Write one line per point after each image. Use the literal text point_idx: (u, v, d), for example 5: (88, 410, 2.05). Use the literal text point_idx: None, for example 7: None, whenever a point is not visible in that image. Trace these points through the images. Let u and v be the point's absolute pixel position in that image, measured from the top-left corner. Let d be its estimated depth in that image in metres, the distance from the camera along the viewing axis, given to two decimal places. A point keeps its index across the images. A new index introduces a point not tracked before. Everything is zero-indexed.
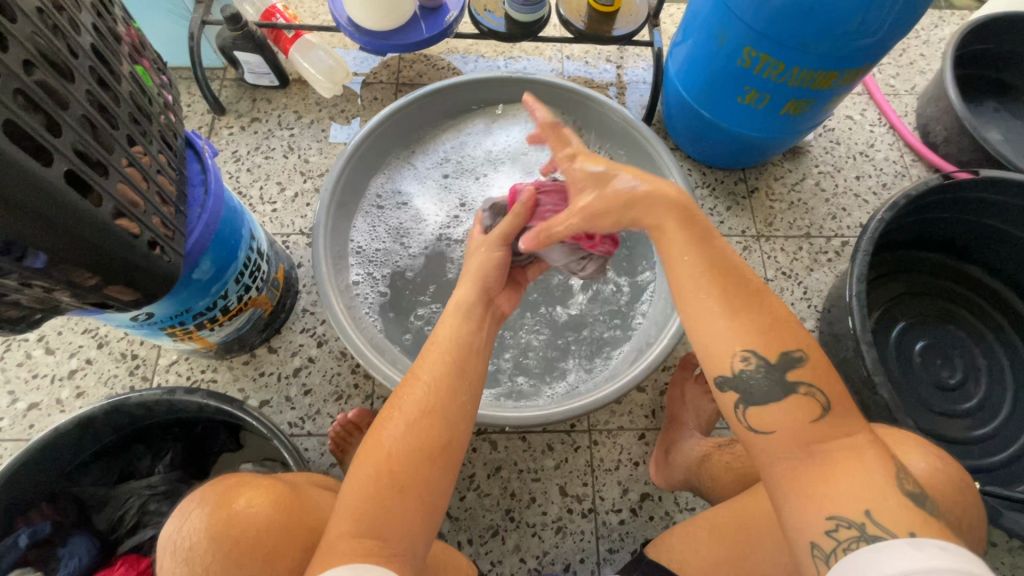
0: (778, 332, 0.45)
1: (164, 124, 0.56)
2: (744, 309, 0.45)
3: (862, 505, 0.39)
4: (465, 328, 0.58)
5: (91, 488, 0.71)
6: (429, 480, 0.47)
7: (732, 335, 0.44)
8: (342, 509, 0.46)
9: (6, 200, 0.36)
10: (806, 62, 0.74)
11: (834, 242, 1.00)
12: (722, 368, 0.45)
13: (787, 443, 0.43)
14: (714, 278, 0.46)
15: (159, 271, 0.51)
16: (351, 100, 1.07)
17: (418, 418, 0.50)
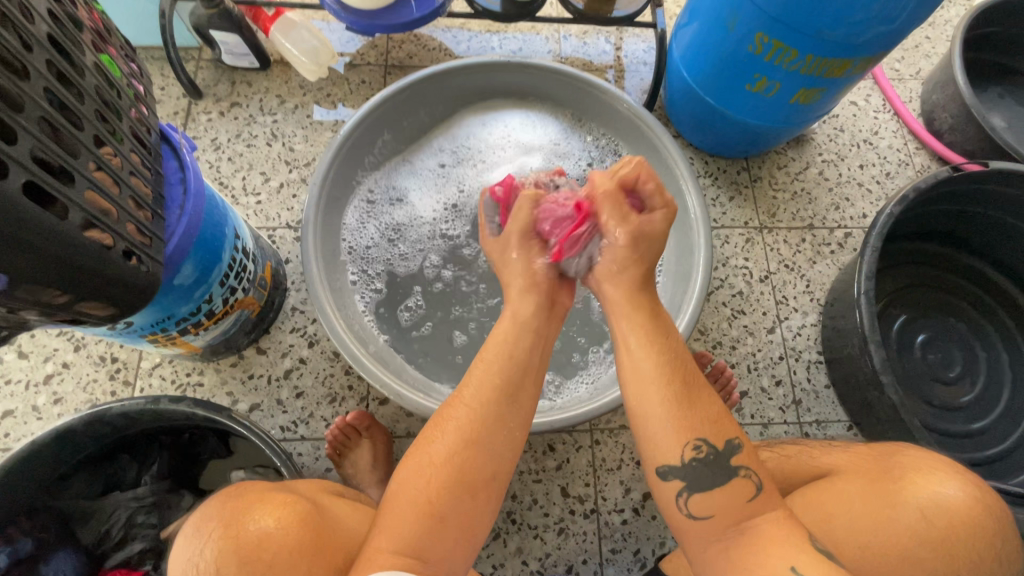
0: (723, 421, 0.50)
1: (135, 118, 0.51)
2: (688, 399, 0.50)
3: (790, 563, 0.43)
4: (518, 344, 0.55)
5: (73, 501, 0.68)
6: (471, 508, 0.48)
7: (683, 428, 0.49)
8: (383, 526, 0.47)
9: None
10: (820, 50, 0.70)
11: (838, 233, 0.98)
12: (671, 457, 0.49)
13: (722, 520, 0.48)
14: (671, 366, 0.51)
15: (136, 283, 0.47)
16: (337, 83, 1.01)
17: (464, 442, 0.49)
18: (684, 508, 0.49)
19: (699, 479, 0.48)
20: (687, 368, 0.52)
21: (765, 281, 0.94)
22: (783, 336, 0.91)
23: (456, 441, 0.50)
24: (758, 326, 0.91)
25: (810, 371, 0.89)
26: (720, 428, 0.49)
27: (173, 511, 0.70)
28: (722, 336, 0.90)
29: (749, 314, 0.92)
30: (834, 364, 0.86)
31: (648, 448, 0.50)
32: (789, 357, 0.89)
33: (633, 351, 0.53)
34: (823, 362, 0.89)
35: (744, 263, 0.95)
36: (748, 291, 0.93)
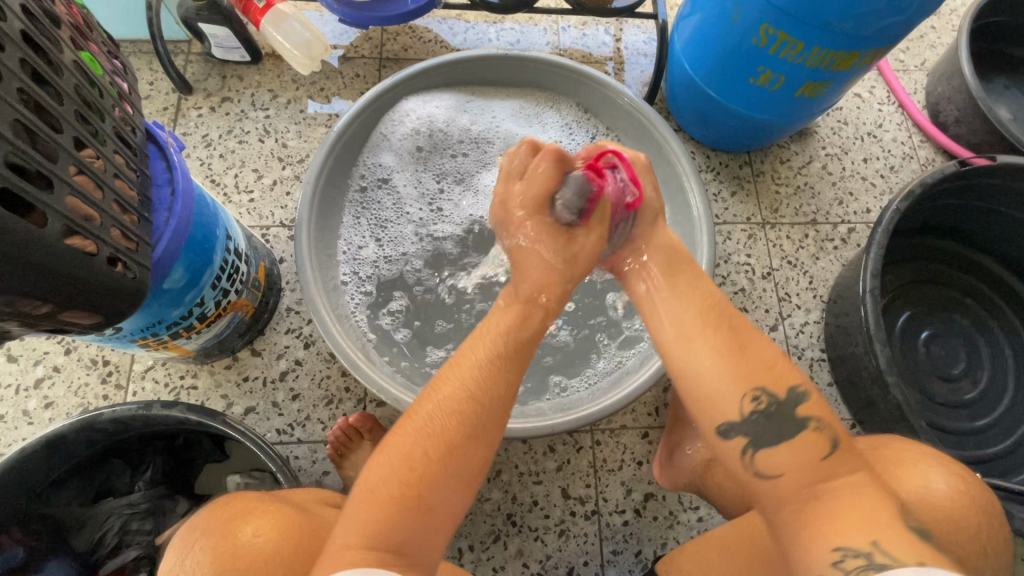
0: (780, 368, 0.45)
1: (119, 118, 0.49)
2: (740, 346, 0.45)
3: (870, 535, 0.38)
4: (529, 324, 0.49)
5: (66, 509, 0.66)
6: (455, 491, 0.42)
7: (739, 377, 0.45)
8: (358, 511, 0.41)
9: None
10: (827, 42, 0.68)
11: (841, 229, 0.97)
12: (728, 413, 0.44)
13: (793, 483, 0.42)
14: (713, 313, 0.47)
15: (122, 290, 0.46)
16: (330, 77, 0.99)
17: (450, 422, 0.43)
18: (750, 468, 0.44)
19: (760, 434, 0.44)
20: (733, 315, 0.48)
21: (767, 278, 0.92)
22: (786, 333, 0.89)
23: (442, 420, 0.43)
24: (761, 323, 0.90)
25: (813, 369, 0.88)
26: (775, 374, 0.45)
27: (168, 517, 0.70)
28: None
29: (752, 312, 0.90)
30: (837, 362, 0.85)
31: (704, 406, 0.46)
32: (791, 355, 0.88)
33: (673, 298, 0.50)
34: (826, 359, 0.88)
35: (746, 260, 0.93)
36: (750, 288, 0.92)
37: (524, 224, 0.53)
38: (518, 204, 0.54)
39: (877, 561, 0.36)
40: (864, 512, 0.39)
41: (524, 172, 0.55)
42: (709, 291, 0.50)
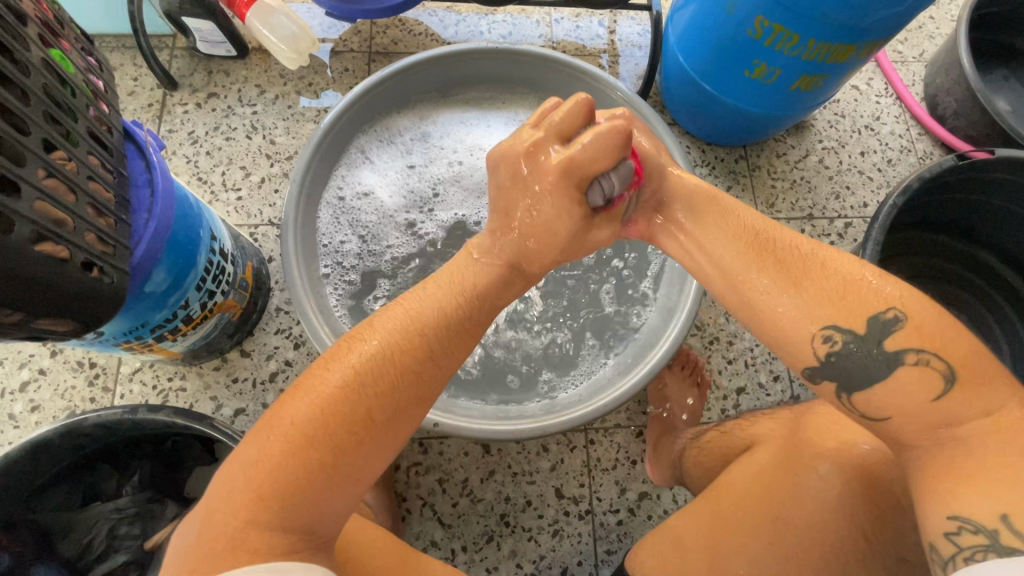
0: (857, 296, 0.43)
1: (94, 117, 0.48)
2: (803, 277, 0.44)
3: (998, 509, 0.37)
4: (442, 300, 0.51)
5: (53, 514, 0.66)
6: (360, 470, 0.45)
7: (809, 313, 0.43)
8: (254, 475, 0.42)
9: None
10: (822, 34, 0.67)
11: (837, 224, 0.95)
12: (807, 356, 0.44)
13: (909, 421, 0.41)
14: (752, 255, 0.47)
15: (98, 296, 0.45)
16: (319, 72, 0.97)
17: (358, 399, 0.45)
18: (855, 410, 0.44)
19: (849, 378, 0.43)
20: (787, 249, 0.46)
21: None
22: None
23: (349, 397, 0.45)
24: None
25: None
26: (851, 298, 0.43)
27: (157, 521, 0.69)
28: (720, 331, 0.87)
29: None
30: None
31: (785, 350, 0.45)
32: None
33: (713, 241, 0.49)
34: None
35: None
36: None
37: (535, 192, 0.50)
38: (543, 169, 0.49)
39: (1002, 543, 0.36)
40: (1021, 472, 0.38)
41: (563, 132, 0.50)
42: (746, 225, 0.49)
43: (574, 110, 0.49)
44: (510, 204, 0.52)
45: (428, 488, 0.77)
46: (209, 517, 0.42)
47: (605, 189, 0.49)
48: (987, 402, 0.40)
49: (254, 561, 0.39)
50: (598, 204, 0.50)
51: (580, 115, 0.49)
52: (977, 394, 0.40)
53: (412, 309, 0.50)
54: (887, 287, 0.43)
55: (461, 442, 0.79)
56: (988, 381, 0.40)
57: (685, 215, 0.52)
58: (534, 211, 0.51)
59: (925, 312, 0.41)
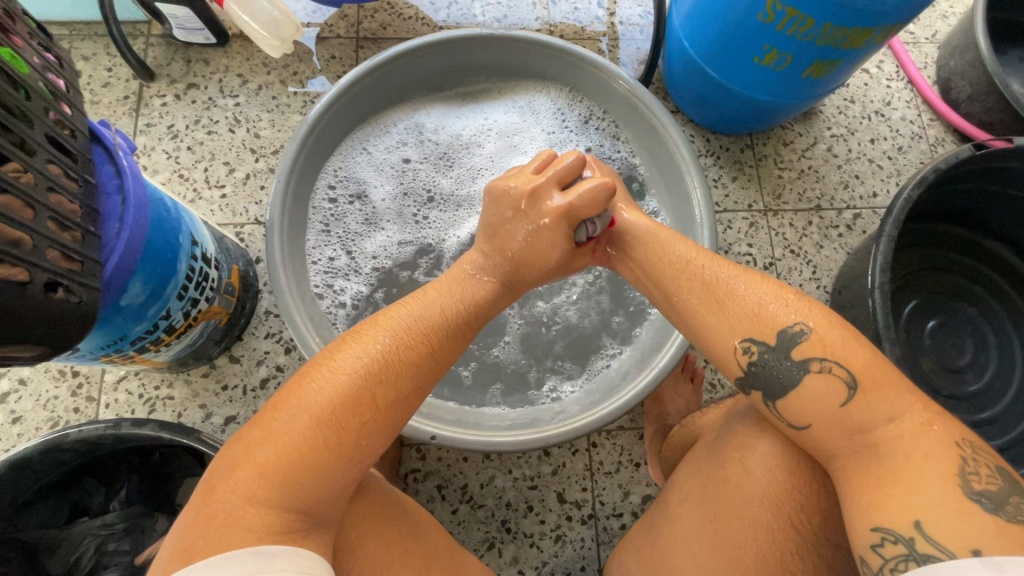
0: (768, 315, 0.48)
1: (54, 121, 0.44)
2: (723, 300, 0.50)
3: (912, 517, 0.39)
4: (443, 298, 0.54)
5: (37, 532, 0.63)
6: (362, 453, 0.45)
7: (730, 329, 0.50)
8: (261, 453, 0.42)
9: None
10: (839, 18, 0.63)
11: (846, 215, 0.92)
12: (732, 368, 0.50)
13: (848, 431, 0.44)
14: (684, 279, 0.53)
15: (65, 318, 0.41)
16: (304, 59, 0.92)
17: (365, 385, 0.45)
18: (784, 420, 0.48)
19: (769, 387, 0.48)
20: (713, 276, 0.52)
21: (769, 268, 0.89)
22: None
23: (355, 382, 0.45)
24: None
25: None
26: (764, 318, 0.48)
27: (146, 536, 0.67)
28: None
29: None
30: None
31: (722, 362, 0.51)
32: None
33: (653, 264, 0.56)
34: None
35: (748, 249, 0.89)
36: None
37: (529, 226, 0.57)
38: (541, 208, 0.57)
39: (919, 550, 0.38)
40: (928, 476, 0.40)
41: (562, 181, 0.58)
42: (680, 255, 0.55)
43: (571, 164, 0.58)
44: (503, 233, 0.58)
45: (426, 495, 0.75)
46: (203, 499, 0.41)
47: (589, 228, 0.57)
48: (903, 412, 0.43)
49: (248, 539, 0.38)
50: (583, 240, 0.58)
51: (577, 168, 0.58)
52: (882, 396, 0.44)
53: (415, 307, 0.52)
54: (811, 317, 0.48)
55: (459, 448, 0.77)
56: (889, 387, 0.44)
57: (633, 246, 0.59)
58: (524, 248, 0.57)
59: (830, 329, 0.47)
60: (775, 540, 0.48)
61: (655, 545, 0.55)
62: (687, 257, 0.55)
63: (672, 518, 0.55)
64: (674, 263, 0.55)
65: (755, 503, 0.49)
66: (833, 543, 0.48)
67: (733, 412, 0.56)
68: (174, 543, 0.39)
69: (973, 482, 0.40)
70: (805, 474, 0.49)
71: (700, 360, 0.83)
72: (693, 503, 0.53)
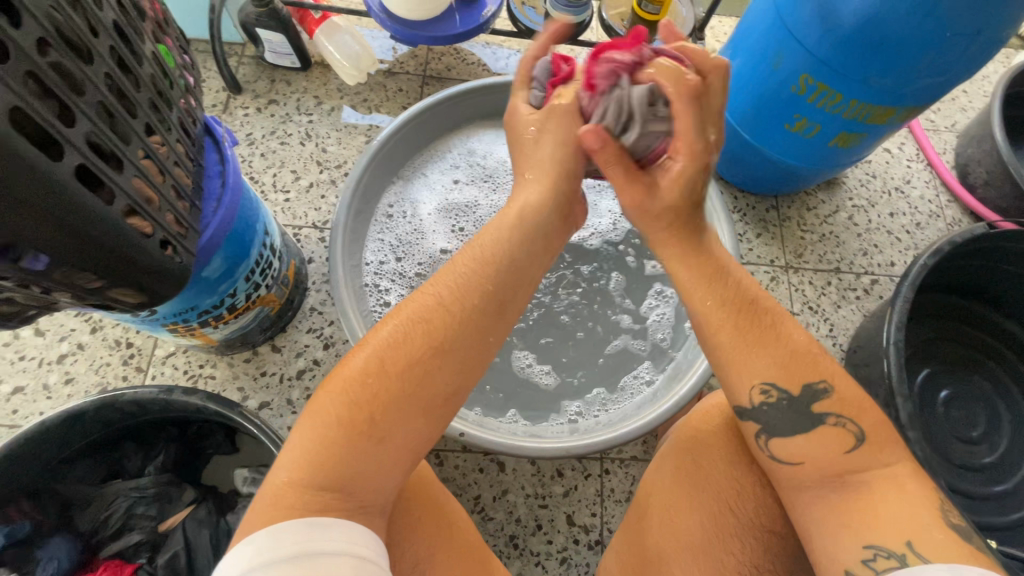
0: (805, 364, 0.49)
1: (183, 109, 0.51)
2: (765, 337, 0.49)
3: (904, 536, 0.42)
4: (467, 281, 0.52)
5: (75, 486, 0.67)
6: (388, 435, 0.45)
7: (757, 369, 0.49)
8: (295, 439, 0.44)
9: (20, 203, 0.32)
10: (865, 95, 0.70)
11: (864, 279, 0.97)
12: (741, 399, 0.50)
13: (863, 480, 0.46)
14: (721, 313, 0.50)
15: (169, 273, 0.47)
16: (375, 89, 1.02)
17: (374, 358, 0.47)
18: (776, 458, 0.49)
19: None
20: (746, 291, 0.52)
21: None
22: None
23: (374, 364, 0.47)
24: None
25: None
26: (809, 362, 0.49)
27: (174, 504, 0.69)
28: None
29: None
30: None
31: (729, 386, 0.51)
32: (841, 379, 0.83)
33: (692, 291, 0.52)
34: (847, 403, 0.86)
35: None
36: None
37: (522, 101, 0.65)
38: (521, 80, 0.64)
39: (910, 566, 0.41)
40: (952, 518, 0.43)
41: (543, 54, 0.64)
42: (725, 287, 0.52)
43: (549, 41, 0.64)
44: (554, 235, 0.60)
45: None
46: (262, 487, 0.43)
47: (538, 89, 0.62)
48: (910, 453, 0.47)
49: (289, 516, 0.40)
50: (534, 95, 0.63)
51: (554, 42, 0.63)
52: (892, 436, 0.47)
53: (434, 283, 0.53)
54: (820, 354, 0.50)
55: (477, 458, 0.80)
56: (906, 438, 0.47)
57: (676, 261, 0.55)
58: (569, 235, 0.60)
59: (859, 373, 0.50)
60: (761, 551, 0.51)
61: (632, 542, 0.57)
62: (742, 286, 0.52)
63: (649, 514, 0.57)
64: (728, 286, 0.52)
65: (702, 489, 0.54)
66: (769, 529, 0.52)
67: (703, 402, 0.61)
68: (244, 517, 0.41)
69: (952, 518, 0.44)
70: (744, 466, 0.54)
71: None
72: (650, 494, 0.58)
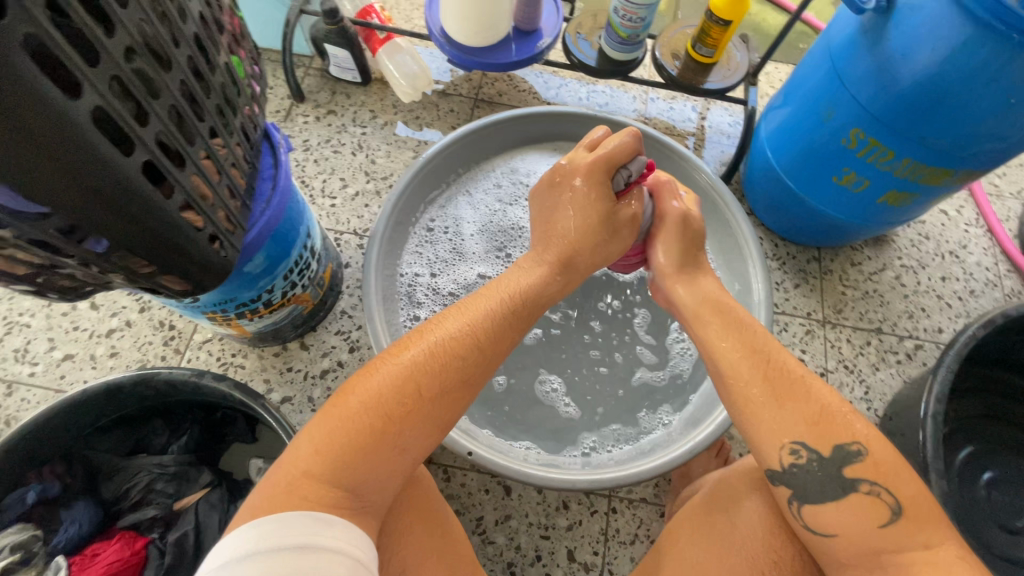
0: (828, 424, 0.48)
1: (246, 115, 0.55)
2: (793, 393, 0.49)
3: None
4: (493, 310, 0.55)
5: (103, 455, 0.71)
6: (407, 445, 0.47)
7: (785, 426, 0.48)
8: (315, 435, 0.45)
9: (90, 190, 0.35)
10: (919, 155, 0.68)
11: (907, 344, 0.92)
12: (769, 459, 0.49)
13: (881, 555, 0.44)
14: (748, 366, 0.51)
15: (214, 266, 0.50)
16: (427, 108, 1.06)
17: (410, 375, 0.48)
18: None
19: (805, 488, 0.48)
20: (771, 344, 0.53)
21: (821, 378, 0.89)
22: None
23: (404, 376, 0.48)
24: None
25: None
26: (836, 420, 0.48)
27: (190, 484, 0.72)
28: None
29: None
30: None
31: (754, 442, 0.50)
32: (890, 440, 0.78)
33: (716, 342, 0.55)
34: None
35: (800, 354, 0.90)
36: None
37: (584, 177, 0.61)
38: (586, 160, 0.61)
39: None
40: None
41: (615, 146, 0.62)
42: (754, 341, 0.53)
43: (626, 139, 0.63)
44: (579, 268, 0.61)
45: None
46: (274, 472, 0.45)
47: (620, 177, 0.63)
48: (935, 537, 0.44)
49: (301, 506, 0.41)
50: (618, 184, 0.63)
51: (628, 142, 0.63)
52: (915, 516, 0.45)
53: (464, 307, 0.55)
54: (852, 414, 0.49)
55: (483, 479, 0.80)
56: (930, 519, 0.45)
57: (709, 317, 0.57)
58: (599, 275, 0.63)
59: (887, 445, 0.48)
60: None
61: None
62: (768, 344, 0.53)
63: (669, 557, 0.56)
64: (748, 342, 0.53)
65: (734, 551, 0.52)
66: None
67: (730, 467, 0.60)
68: (254, 501, 0.42)
69: None
70: (780, 533, 0.52)
71: (736, 451, 0.83)
72: (676, 554, 0.56)
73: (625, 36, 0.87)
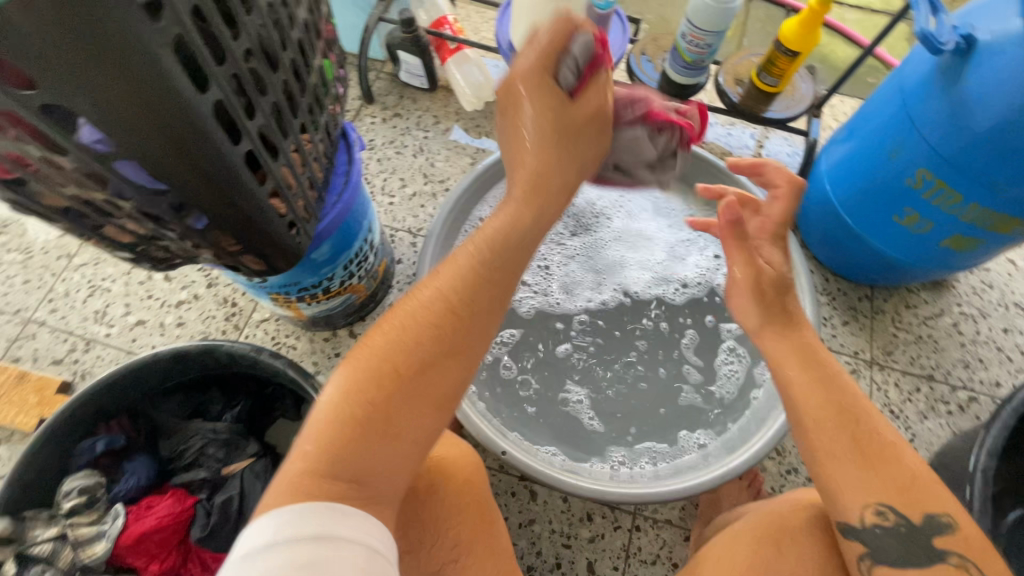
0: (917, 491, 0.48)
1: (330, 114, 0.59)
2: (884, 459, 0.49)
3: None
4: (473, 281, 0.52)
5: (166, 416, 0.77)
6: (401, 428, 0.45)
7: (873, 489, 0.48)
8: (309, 435, 0.44)
9: (201, 172, 0.39)
10: (990, 202, 0.67)
11: (960, 394, 0.89)
12: (851, 516, 0.49)
13: None
14: (837, 424, 0.51)
15: (290, 251, 0.54)
16: (488, 117, 1.10)
17: (385, 357, 0.46)
18: None
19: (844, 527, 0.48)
20: (863, 404, 0.53)
21: None
22: None
23: (382, 360, 0.46)
24: None
25: None
26: (923, 489, 0.48)
27: (238, 452, 0.77)
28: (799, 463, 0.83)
29: None
30: None
31: (834, 500, 0.50)
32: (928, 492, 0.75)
33: (805, 395, 0.54)
34: None
35: None
36: None
37: None
38: None
39: None
40: None
41: None
42: (847, 398, 0.53)
43: None
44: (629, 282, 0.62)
45: None
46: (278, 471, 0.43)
47: None
48: None
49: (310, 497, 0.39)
50: None
51: None
52: None
53: (436, 276, 0.52)
54: (937, 483, 0.49)
55: (511, 481, 0.81)
56: None
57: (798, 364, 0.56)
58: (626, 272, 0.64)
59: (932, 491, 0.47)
60: None
61: None
62: (858, 402, 0.53)
63: None
64: (836, 398, 0.53)
65: None
66: None
67: (777, 500, 0.60)
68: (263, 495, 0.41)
69: None
70: None
71: (768, 483, 0.81)
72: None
73: (688, 61, 0.88)
